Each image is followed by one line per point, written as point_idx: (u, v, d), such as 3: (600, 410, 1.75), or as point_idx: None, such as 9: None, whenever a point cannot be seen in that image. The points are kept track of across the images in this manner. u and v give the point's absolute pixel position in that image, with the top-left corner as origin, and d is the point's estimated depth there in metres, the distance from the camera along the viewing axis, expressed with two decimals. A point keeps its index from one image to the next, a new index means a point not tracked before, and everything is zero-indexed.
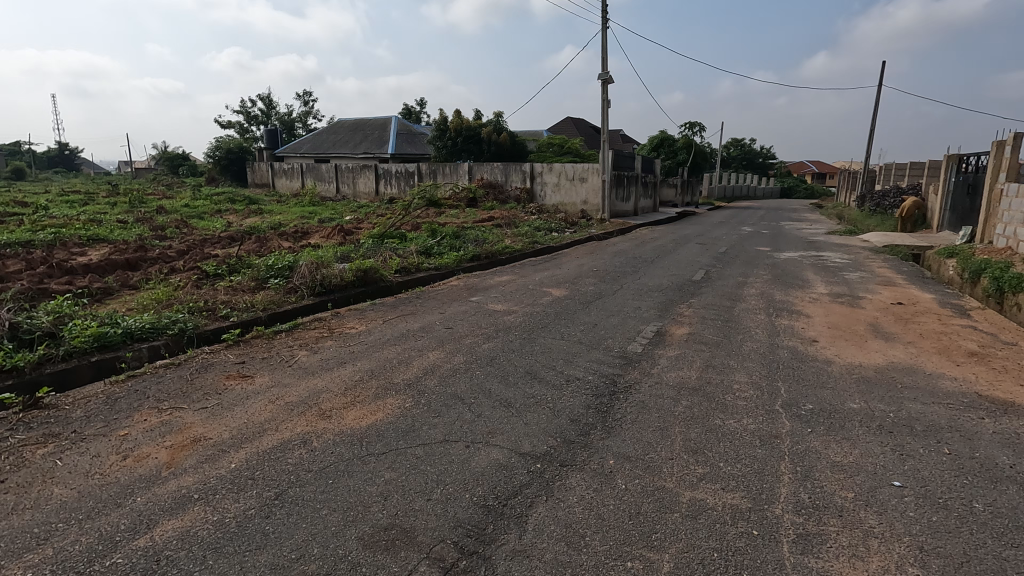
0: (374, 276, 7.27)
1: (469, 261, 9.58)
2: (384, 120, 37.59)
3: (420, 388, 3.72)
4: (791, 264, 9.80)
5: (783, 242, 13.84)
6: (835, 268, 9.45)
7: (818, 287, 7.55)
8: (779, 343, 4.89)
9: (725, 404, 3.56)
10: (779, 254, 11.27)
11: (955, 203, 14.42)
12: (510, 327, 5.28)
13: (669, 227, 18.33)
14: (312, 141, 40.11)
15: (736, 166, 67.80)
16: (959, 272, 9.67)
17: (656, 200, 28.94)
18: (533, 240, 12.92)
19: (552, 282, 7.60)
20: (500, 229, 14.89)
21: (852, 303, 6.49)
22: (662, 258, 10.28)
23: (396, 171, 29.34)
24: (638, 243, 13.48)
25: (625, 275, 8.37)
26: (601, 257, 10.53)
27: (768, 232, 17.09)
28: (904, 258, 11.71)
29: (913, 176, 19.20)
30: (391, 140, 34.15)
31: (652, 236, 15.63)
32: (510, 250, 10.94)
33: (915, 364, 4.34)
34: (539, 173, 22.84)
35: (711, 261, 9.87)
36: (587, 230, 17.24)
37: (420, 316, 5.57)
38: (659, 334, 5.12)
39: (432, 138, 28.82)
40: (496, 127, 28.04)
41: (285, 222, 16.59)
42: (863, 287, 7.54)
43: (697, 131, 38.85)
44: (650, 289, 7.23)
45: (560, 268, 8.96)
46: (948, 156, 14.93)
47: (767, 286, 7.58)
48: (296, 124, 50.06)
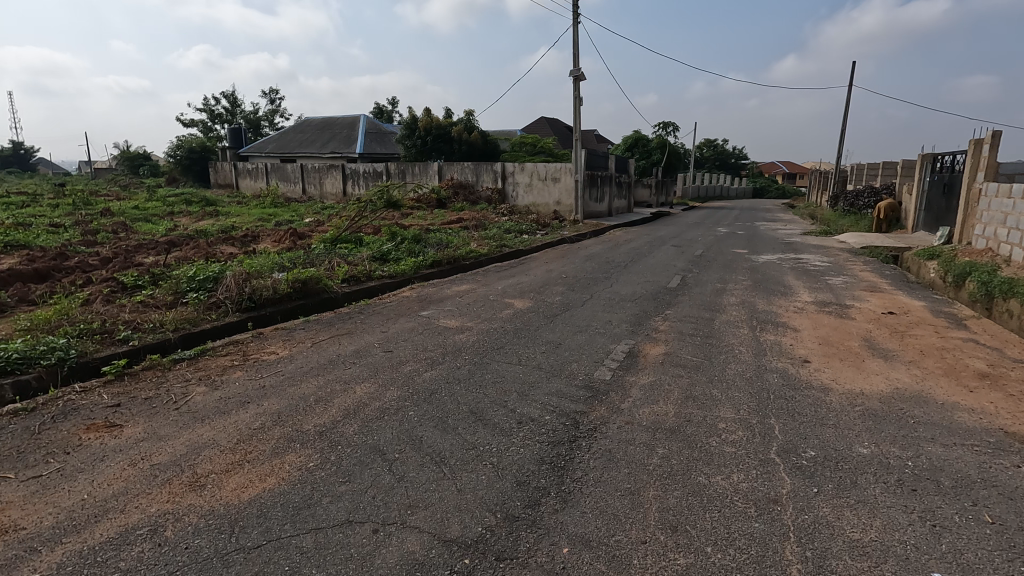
0: (315, 288, 6.47)
1: (428, 267, 8.82)
2: (352, 118, 36.44)
3: (333, 438, 2.97)
4: (769, 268, 9.30)
5: (759, 244, 13.43)
6: (816, 272, 8.98)
7: (801, 294, 7.02)
8: (767, 364, 4.28)
9: (710, 453, 2.90)
10: (757, 257, 10.81)
11: (931, 204, 14.21)
12: (459, 349, 4.54)
13: (644, 229, 17.83)
14: (278, 140, 38.71)
15: (709, 166, 68.23)
16: (942, 274, 9.30)
17: (630, 201, 28.55)
18: (501, 244, 12.21)
19: (515, 292, 6.91)
20: (468, 232, 14.17)
21: (840, 313, 5.96)
22: (636, 263, 9.70)
23: (364, 171, 28.33)
24: (611, 245, 12.90)
25: (596, 282, 7.74)
26: (572, 261, 9.89)
27: (744, 233, 16.72)
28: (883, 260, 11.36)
29: (886, 176, 19.08)
30: (359, 139, 33.07)
31: (627, 238, 15.08)
32: (474, 256, 10.23)
33: (923, 390, 3.77)
34: (511, 173, 22.18)
35: (687, 266, 9.31)
36: (559, 231, 16.64)
37: (357, 337, 4.81)
38: (631, 355, 4.46)
39: (400, 137, 27.84)
40: (467, 126, 27.28)
41: (238, 225, 15.56)
42: (848, 294, 7.05)
43: (671, 131, 38.68)
44: (622, 299, 6.60)
45: (527, 274, 8.28)
46: (923, 156, 14.71)
47: (748, 293, 7.03)
48: (262, 123, 48.46)
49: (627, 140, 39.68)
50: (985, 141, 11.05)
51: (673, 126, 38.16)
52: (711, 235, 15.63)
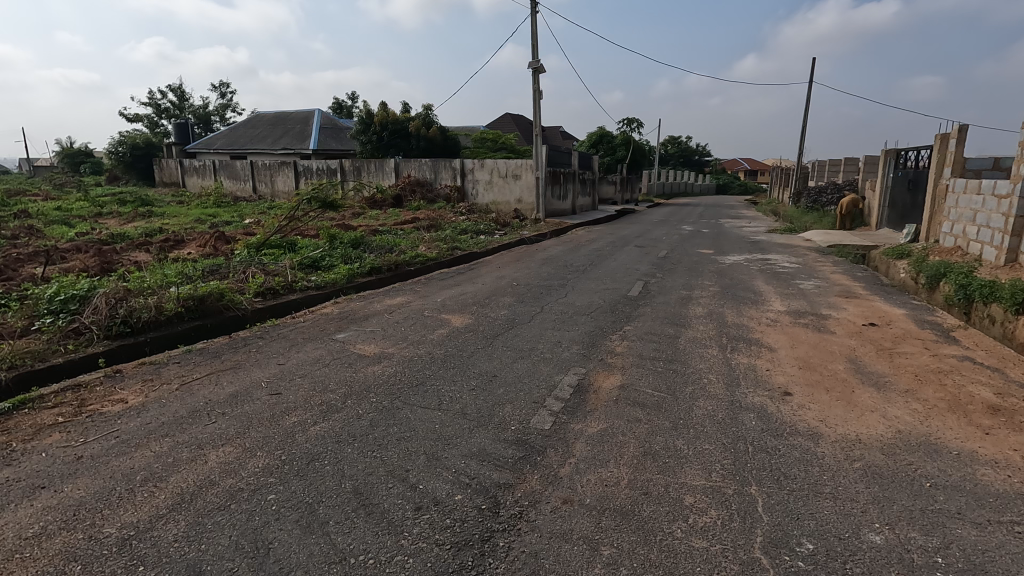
0: (216, 305, 5.47)
1: (364, 276, 7.87)
2: (306, 113, 34.84)
3: (138, 552, 2.05)
4: (737, 271, 8.70)
5: (725, 243, 12.92)
6: (785, 275, 8.43)
7: (772, 302, 6.39)
8: (741, 399, 3.55)
9: (673, 554, 2.09)
10: (723, 258, 10.23)
11: (894, 200, 13.97)
12: (368, 388, 3.65)
13: (607, 228, 17.20)
14: (227, 136, 36.76)
15: (674, 163, 68.62)
16: (914, 275, 8.87)
17: (595, 198, 27.97)
18: (453, 246, 11.33)
19: (456, 305, 6.07)
20: (420, 233, 13.23)
21: (817, 325, 5.33)
22: (596, 266, 9.00)
23: (317, 168, 26.98)
24: (572, 247, 12.19)
25: (550, 291, 6.96)
26: (527, 266, 9.11)
27: (709, 231, 16.28)
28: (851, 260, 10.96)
29: (848, 172, 18.95)
30: (313, 134, 31.57)
31: (589, 238, 14.42)
32: (420, 261, 9.33)
33: (928, 431, 3.10)
34: (470, 170, 21.28)
35: (650, 269, 8.62)
36: (519, 231, 15.85)
37: (244, 373, 3.87)
38: (578, 391, 3.66)
39: (355, 133, 26.53)
40: (425, 121, 26.21)
41: (168, 228, 14.21)
42: (822, 300, 6.47)
43: (635, 127, 38.32)
44: (576, 312, 5.83)
45: (474, 283, 7.45)
46: (886, 151, 14.48)
47: (715, 302, 6.37)
48: (213, 118, 46.17)
49: (592, 136, 39.18)
50: (952, 136, 10.74)
51: (637, 122, 37.82)
52: (676, 234, 15.09)
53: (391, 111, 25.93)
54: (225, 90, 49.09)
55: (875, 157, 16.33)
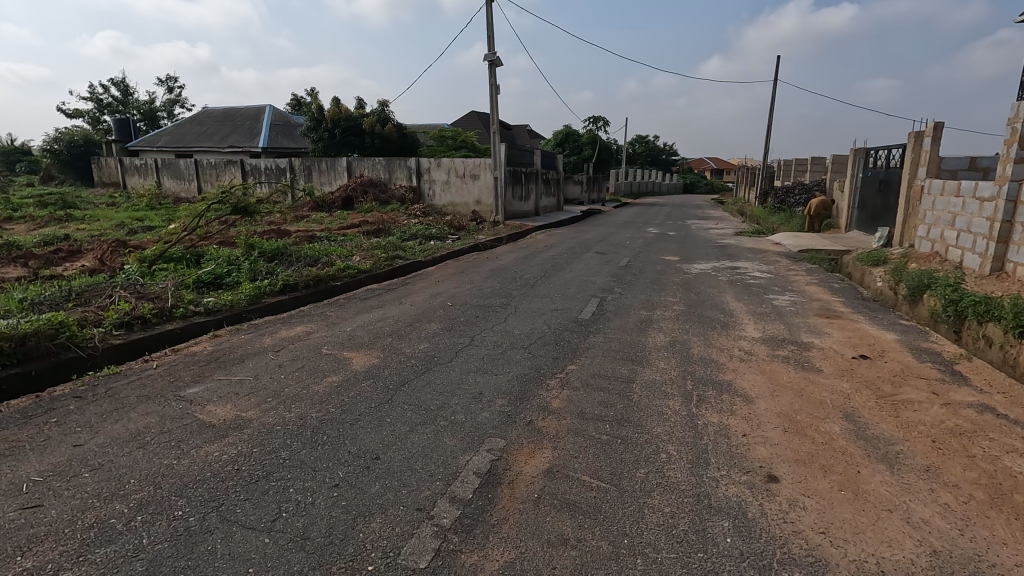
0: (44, 345, 4.23)
1: (272, 295, 6.67)
2: (257, 109, 32.97)
3: None
4: (704, 283, 7.83)
5: (691, 248, 12.12)
6: (756, 287, 7.60)
7: (744, 325, 5.49)
8: (710, 492, 2.56)
9: None
10: (689, 267, 9.37)
11: (864, 202, 13.43)
12: (182, 490, 2.51)
13: (569, 231, 16.28)
14: (172, 133, 34.56)
15: (641, 162, 68.47)
16: (892, 285, 8.15)
17: (559, 198, 27.04)
18: (393, 255, 10.18)
19: (368, 336, 4.97)
20: (361, 240, 12.03)
21: (798, 358, 4.43)
22: (548, 278, 8.03)
23: (265, 168, 25.36)
24: (527, 254, 11.19)
25: (487, 313, 5.91)
26: (471, 278, 8.06)
27: (675, 235, 15.51)
28: (823, 266, 10.26)
29: (814, 172, 18.47)
30: (263, 131, 29.81)
31: (549, 243, 13.43)
32: (348, 275, 8.17)
33: (975, 550, 2.16)
34: (426, 169, 20.10)
35: (609, 282, 7.66)
36: (475, 235, 14.78)
37: (11, 466, 2.69)
38: (486, 484, 2.61)
39: (305, 129, 24.97)
40: (381, 118, 24.86)
41: (77, 234, 12.62)
42: (799, 322, 5.61)
43: (601, 126, 37.58)
44: (513, 343, 4.80)
45: (401, 304, 6.34)
46: (856, 150, 13.93)
47: (679, 326, 5.44)
48: (159, 114, 43.58)
49: (557, 135, 38.25)
50: (927, 133, 10.12)
51: (603, 120, 37.12)
52: (641, 238, 14.26)
53: (344, 107, 24.49)
54: (174, 86, 46.57)
55: (843, 156, 15.81)
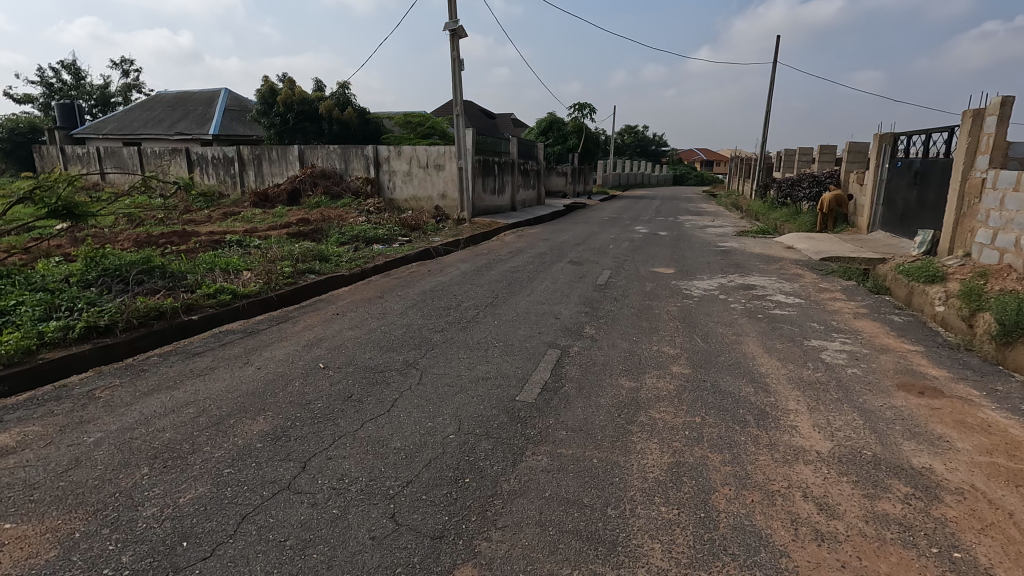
0: None
1: (51, 346, 4.32)
2: (211, 92, 30.09)
3: None
4: (709, 314, 5.64)
5: (687, 254, 9.94)
6: (784, 321, 5.39)
7: (795, 416, 3.26)
8: None
9: None
10: (688, 285, 7.17)
11: (891, 198, 11.32)
12: None
13: (544, 230, 14.02)
14: (121, 119, 31.70)
15: (630, 153, 66.28)
16: (965, 312, 5.97)
17: (540, 190, 24.72)
18: (304, 267, 7.84)
19: (109, 463, 2.65)
20: (278, 245, 9.65)
21: (929, 532, 2.19)
22: (495, 308, 5.78)
23: (212, 157, 22.80)
24: (485, 263, 8.91)
25: (370, 388, 3.63)
26: (388, 308, 5.79)
27: (668, 235, 13.31)
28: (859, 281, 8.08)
29: (823, 162, 16.31)
30: (214, 117, 27.08)
31: (516, 246, 11.17)
32: (211, 304, 5.82)
33: None
34: (385, 158, 17.69)
35: (579, 316, 5.42)
36: (431, 236, 12.46)
37: None
38: None
39: (255, 114, 22.31)
40: (340, 101, 22.29)
41: None
42: (880, 407, 3.38)
43: (587, 113, 35.22)
44: (373, 483, 2.51)
45: (246, 366, 4.04)
46: (881, 136, 11.80)
47: (684, 422, 3.19)
48: (114, 99, 40.57)
49: (540, 122, 35.73)
50: (988, 112, 7.95)
51: (589, 107, 34.77)
52: (627, 240, 12.04)
53: (298, 89, 21.87)
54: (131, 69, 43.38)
55: (862, 144, 13.65)
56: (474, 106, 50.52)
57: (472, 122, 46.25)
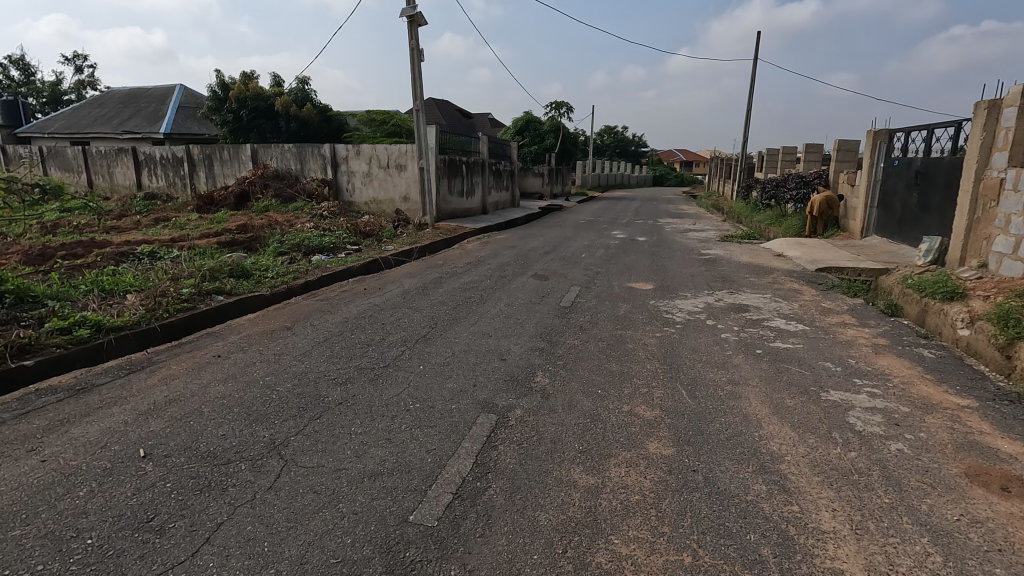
0: None
1: None
2: (165, 88, 28.23)
3: None
4: (695, 349, 4.51)
5: (668, 264, 8.84)
6: (790, 358, 4.27)
7: (831, 545, 2.12)
8: None
9: None
10: (668, 305, 6.06)
11: (888, 201, 10.37)
12: None
13: (513, 236, 12.85)
14: (68, 116, 29.71)
15: (610, 154, 65.58)
16: (994, 338, 4.94)
17: (514, 192, 23.55)
18: (212, 286, 6.54)
19: None
20: (196, 257, 8.29)
21: None
22: (427, 344, 4.55)
23: (161, 157, 21.19)
24: (436, 278, 7.68)
25: (189, 500, 2.37)
26: (290, 347, 4.51)
27: (646, 241, 12.23)
28: (864, 295, 7.05)
29: (808, 162, 15.43)
30: (167, 114, 25.32)
31: (478, 255, 9.97)
32: (59, 342, 4.50)
33: None
34: (343, 158, 16.36)
35: (531, 357, 4.23)
36: (385, 243, 11.20)
37: None
38: None
39: (206, 110, 20.63)
40: (299, 97, 20.85)
41: None
42: (960, 527, 2.22)
43: (564, 112, 34.18)
44: None
45: (27, 456, 2.74)
46: (875, 133, 10.81)
47: (666, 569, 2.00)
48: (67, 95, 38.35)
49: (516, 121, 34.57)
50: (1006, 104, 6.94)
51: (567, 106, 33.77)
52: (601, 247, 10.93)
53: (253, 83, 20.30)
54: (87, 66, 41.07)
55: (852, 141, 12.73)
56: (450, 105, 49.19)
57: (448, 123, 44.92)
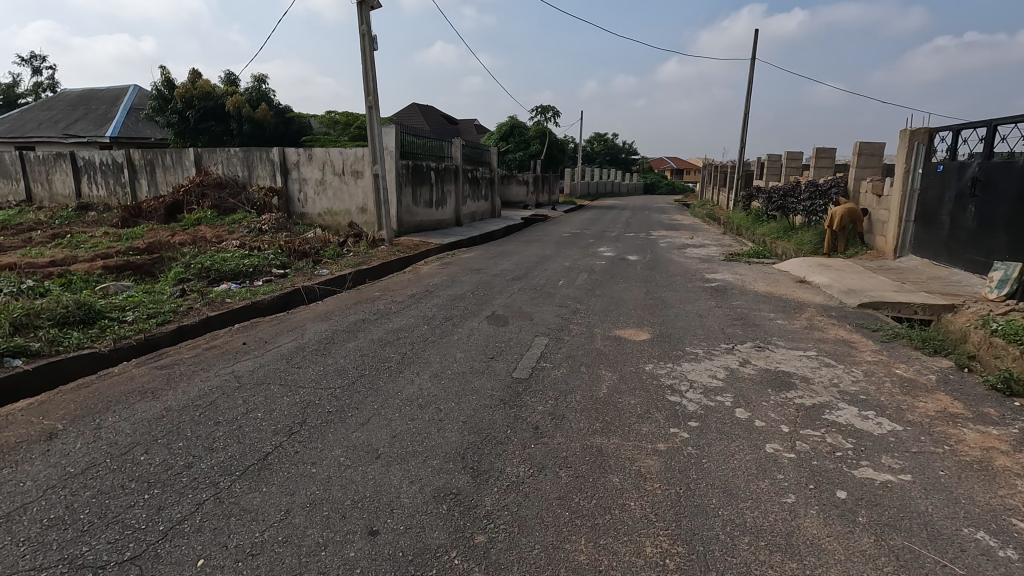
0: None
1: None
2: (119, 89, 26.05)
3: None
4: (727, 488, 2.56)
5: (666, 296, 6.94)
6: (903, 517, 2.35)
7: None
8: None
9: None
10: (669, 373, 4.13)
11: (931, 214, 8.56)
12: None
13: (481, 255, 10.91)
14: (14, 119, 27.47)
15: (599, 161, 64.05)
16: None
17: (495, 201, 21.65)
18: (15, 343, 4.52)
19: None
20: (44, 292, 6.26)
21: None
22: (255, 482, 2.56)
23: (100, 163, 19.04)
24: (357, 320, 5.71)
25: None
26: (3, 492, 2.50)
27: (638, 260, 10.34)
28: (934, 337, 5.11)
29: (819, 168, 13.68)
30: (116, 117, 23.19)
31: (429, 283, 8.01)
32: None
33: None
34: (293, 163, 14.39)
35: (430, 523, 2.26)
36: (322, 266, 9.23)
37: None
38: None
39: (150, 111, 18.54)
40: (254, 97, 18.86)
41: None
42: None
43: (550, 117, 32.40)
44: None
45: None
46: (911, 133, 9.00)
47: None
48: (23, 97, 36.14)
49: (500, 127, 32.75)
50: None
51: (552, 110, 32.06)
52: (584, 270, 9.00)
53: (201, 81, 18.25)
54: (47, 70, 38.72)
55: (875, 144, 10.94)
56: (434, 111, 47.46)
57: (431, 129, 43.04)
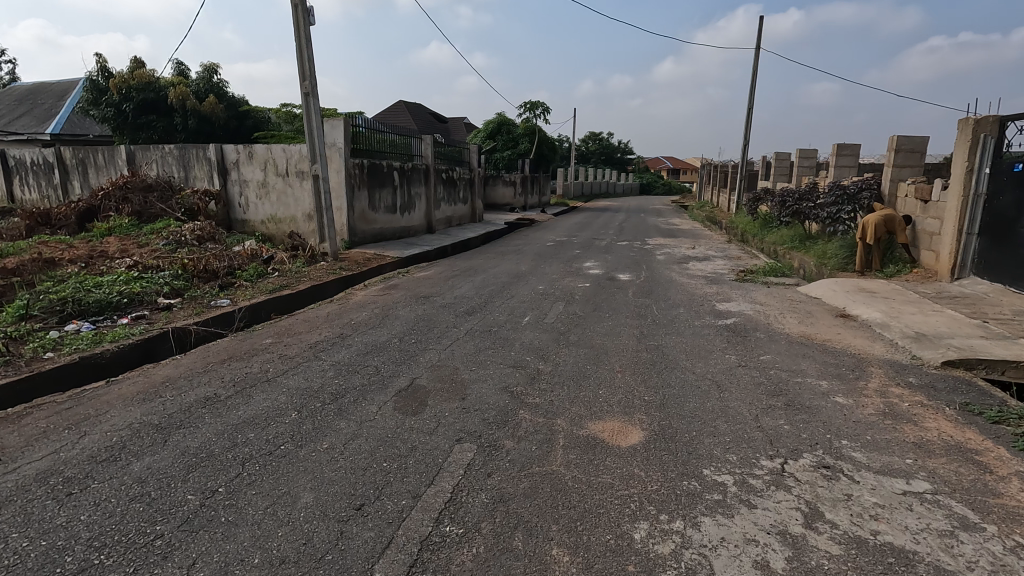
0: None
1: None
2: (69, 83, 23.94)
3: None
4: None
5: (666, 344, 5.01)
6: None
7: None
8: None
9: None
10: (678, 555, 2.17)
11: (1004, 226, 6.68)
12: None
13: (440, 274, 8.95)
14: None
15: (594, 161, 62.13)
16: None
17: (475, 204, 19.67)
18: None
19: None
20: None
21: None
22: None
23: (30, 163, 16.97)
24: (199, 399, 3.76)
25: None
26: None
27: (629, 280, 8.39)
28: None
29: (842, 168, 11.77)
30: (61, 112, 21.10)
31: (352, 319, 6.06)
32: None
33: None
34: (231, 162, 12.41)
35: None
36: (228, 292, 7.27)
37: None
38: None
39: (84, 105, 16.48)
40: (201, 90, 16.85)
41: None
42: None
43: (539, 113, 30.43)
44: None
45: None
46: (976, 122, 7.11)
47: None
48: None
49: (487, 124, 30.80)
50: None
51: (542, 106, 30.13)
52: (561, 298, 7.04)
53: (140, 71, 16.20)
54: (8, 65, 36.71)
55: (916, 137, 9.05)
56: (421, 109, 45.51)
57: (416, 126, 41.11)
